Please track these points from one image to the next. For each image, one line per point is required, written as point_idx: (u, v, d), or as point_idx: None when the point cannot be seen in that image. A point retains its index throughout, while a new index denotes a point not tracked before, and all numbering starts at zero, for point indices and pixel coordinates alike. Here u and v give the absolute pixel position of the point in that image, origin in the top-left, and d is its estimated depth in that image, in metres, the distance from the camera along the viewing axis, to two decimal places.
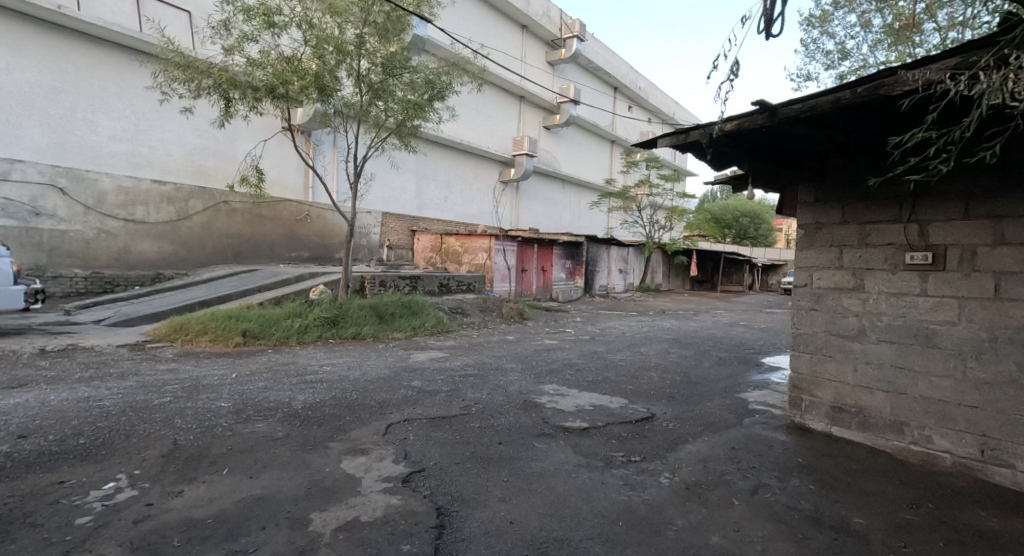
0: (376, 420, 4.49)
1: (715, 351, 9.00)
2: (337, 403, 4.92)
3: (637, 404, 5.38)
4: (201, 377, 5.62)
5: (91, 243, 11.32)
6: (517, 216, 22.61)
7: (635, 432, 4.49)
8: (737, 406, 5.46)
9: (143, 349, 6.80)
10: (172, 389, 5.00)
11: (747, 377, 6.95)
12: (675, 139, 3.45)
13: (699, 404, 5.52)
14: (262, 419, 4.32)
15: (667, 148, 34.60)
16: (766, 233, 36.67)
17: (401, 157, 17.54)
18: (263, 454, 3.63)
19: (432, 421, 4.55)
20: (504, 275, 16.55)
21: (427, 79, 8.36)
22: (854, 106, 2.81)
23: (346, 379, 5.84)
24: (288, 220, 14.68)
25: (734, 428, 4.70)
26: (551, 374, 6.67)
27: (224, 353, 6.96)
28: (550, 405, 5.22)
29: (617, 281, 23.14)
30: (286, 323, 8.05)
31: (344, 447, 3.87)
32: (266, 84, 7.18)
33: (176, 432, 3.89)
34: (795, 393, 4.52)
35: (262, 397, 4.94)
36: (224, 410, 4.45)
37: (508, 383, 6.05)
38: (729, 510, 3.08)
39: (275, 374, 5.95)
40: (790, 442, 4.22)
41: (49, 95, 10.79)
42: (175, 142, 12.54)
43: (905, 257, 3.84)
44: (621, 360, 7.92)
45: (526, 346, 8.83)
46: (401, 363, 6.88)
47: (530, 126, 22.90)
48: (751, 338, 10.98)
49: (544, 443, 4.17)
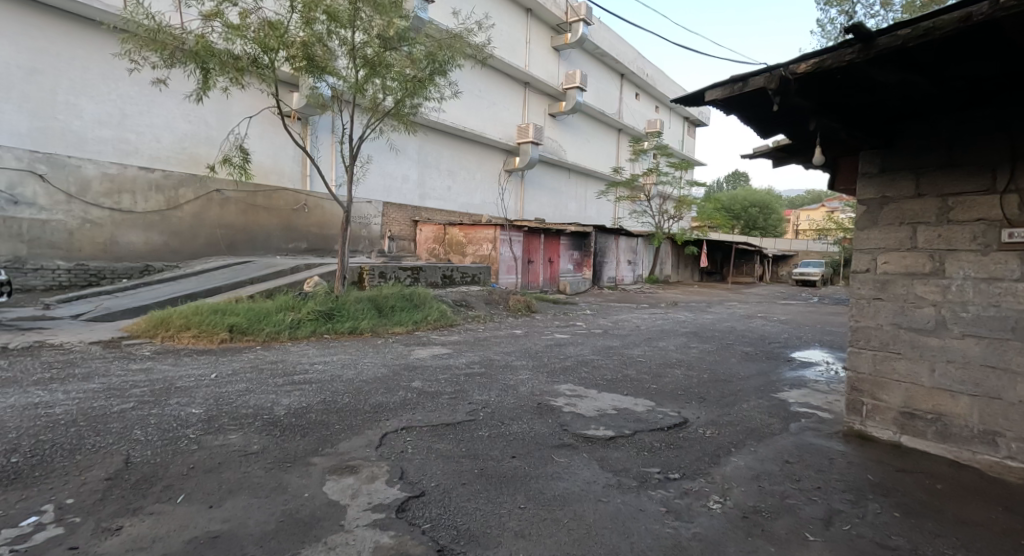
0: (369, 429, 3.89)
1: (739, 346, 8.38)
2: (326, 409, 4.31)
3: (665, 407, 4.76)
4: (176, 378, 5.03)
5: (75, 233, 10.73)
6: (523, 205, 21.95)
7: (669, 442, 3.86)
8: (778, 409, 4.83)
9: (119, 347, 6.22)
10: (140, 393, 4.42)
11: (781, 374, 6.32)
12: (729, 89, 2.86)
13: (735, 407, 4.89)
14: (235, 429, 3.72)
15: (675, 138, 33.88)
16: (775, 223, 35.95)
17: (404, 143, 16.88)
18: (230, 474, 3.03)
19: (435, 429, 3.96)
20: (511, 266, 15.90)
21: (428, 51, 7.80)
22: (981, 28, 2.22)
23: (338, 379, 5.22)
24: (284, 210, 14.12)
25: (781, 436, 4.07)
26: (566, 372, 6.05)
27: (208, 350, 6.38)
28: (569, 409, 4.60)
29: (626, 273, 22.49)
30: (278, 317, 7.48)
31: (329, 463, 3.27)
32: (249, 54, 6.54)
33: (131, 447, 3.29)
34: (852, 395, 3.88)
35: (240, 402, 4.33)
36: (193, 419, 3.85)
37: (519, 383, 5.45)
38: (802, 549, 2.48)
39: (260, 374, 5.36)
40: (854, 455, 3.59)
41: (29, 77, 10.23)
42: (165, 127, 12.01)
43: (1001, 235, 3.20)
44: (640, 356, 7.29)
45: (536, 341, 8.21)
46: (401, 361, 6.27)
47: (535, 112, 22.22)
48: (774, 331, 10.36)
49: (565, 456, 3.56)
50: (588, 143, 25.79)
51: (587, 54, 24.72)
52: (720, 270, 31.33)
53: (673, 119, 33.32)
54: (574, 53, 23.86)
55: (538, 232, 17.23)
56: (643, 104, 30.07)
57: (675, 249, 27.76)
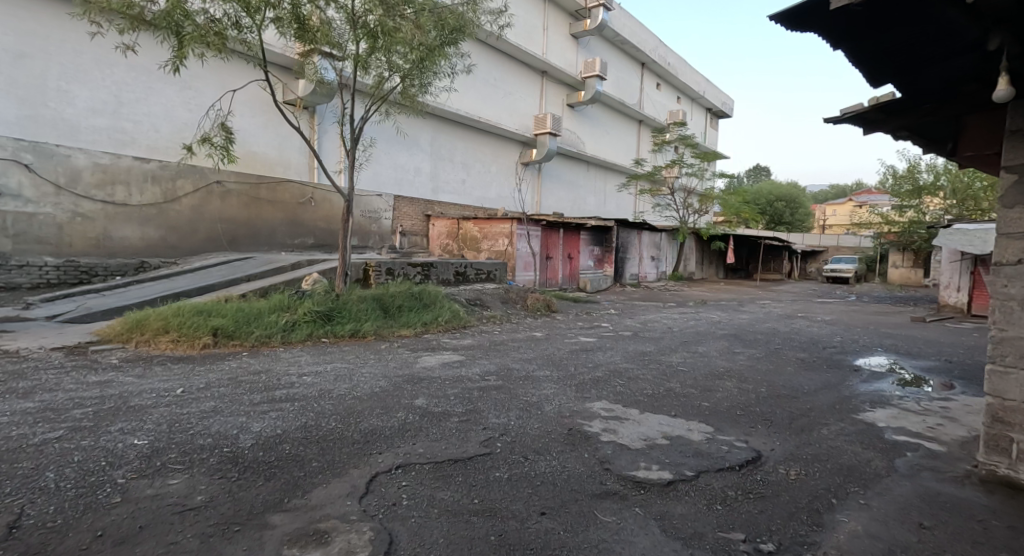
0: (354, 470, 3.01)
1: (790, 352, 7.34)
2: (303, 438, 3.43)
3: (727, 435, 3.79)
4: (135, 394, 4.22)
5: (65, 227, 10.05)
6: (540, 199, 20.97)
7: (747, 490, 2.91)
8: (868, 437, 3.83)
9: (84, 354, 5.44)
10: (78, 416, 3.58)
11: (854, 388, 5.30)
12: None
13: (814, 433, 3.89)
14: (180, 471, 2.86)
15: (699, 129, 32.63)
16: (803, 218, 34.77)
17: (416, 133, 16.03)
18: (150, 547, 2.17)
19: (440, 468, 3.08)
20: (528, 261, 14.99)
21: (438, 15, 6.91)
22: None
23: (326, 396, 4.34)
24: (289, 203, 13.42)
25: (893, 480, 3.09)
26: (598, 386, 5.10)
27: (186, 358, 5.58)
28: (607, 438, 3.66)
29: (649, 269, 21.44)
30: (270, 318, 6.66)
31: (293, 526, 2.39)
32: (229, 14, 5.75)
33: (29, 502, 2.45)
34: (994, 429, 2.92)
35: (199, 428, 3.48)
36: (131, 454, 3.00)
37: (544, 400, 4.53)
38: None
39: (236, 388, 4.52)
40: (1009, 515, 2.61)
41: (16, 62, 9.58)
42: (164, 116, 11.39)
43: None
44: (681, 365, 6.31)
45: (559, 346, 7.31)
46: (405, 371, 5.37)
47: (551, 102, 21.25)
48: (823, 333, 9.31)
49: (612, 513, 2.65)
50: (608, 135, 24.72)
51: (608, 43, 23.71)
52: (746, 267, 30.10)
53: (696, 110, 32.09)
54: (594, 40, 22.83)
55: (557, 227, 16.29)
56: (665, 95, 28.93)
57: (699, 245, 26.60)
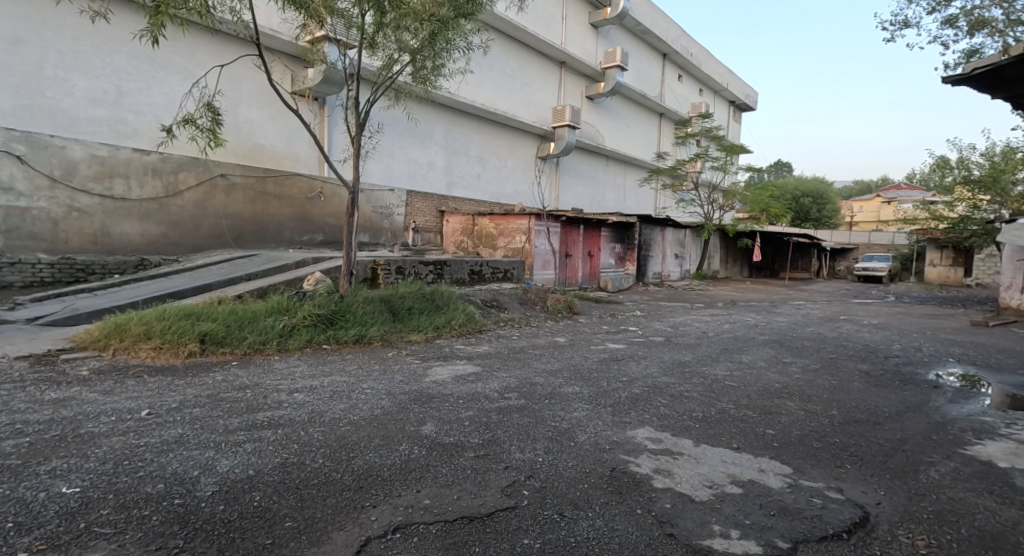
0: (340, 533, 2.30)
1: (848, 363, 6.46)
2: (281, 482, 2.72)
3: (813, 481, 2.99)
4: (89, 417, 3.54)
5: (60, 223, 9.50)
6: (558, 195, 20.16)
7: None
8: (995, 483, 3.01)
9: (53, 364, 4.82)
10: (6, 452, 2.90)
11: (944, 410, 4.44)
12: None
13: (923, 478, 3.08)
14: (109, 538, 2.16)
15: (723, 124, 31.48)
16: (831, 214, 33.41)
17: (429, 126, 15.32)
18: None
19: (451, 532, 2.34)
20: (547, 260, 14.24)
21: None
22: None
23: (317, 421, 3.63)
24: (296, 198, 12.83)
25: None
26: (637, 407, 4.32)
27: (168, 369, 4.92)
28: (663, 484, 2.88)
29: (672, 268, 20.52)
30: (266, 322, 6.00)
31: None
32: None
33: None
34: None
35: (154, 468, 2.79)
36: (51, 511, 2.31)
37: (577, 427, 3.76)
38: None
39: (214, 409, 3.83)
40: None
41: (10, 47, 9.01)
42: (166, 107, 10.83)
43: None
44: (728, 379, 5.48)
45: (586, 354, 6.54)
46: (411, 388, 4.62)
47: (569, 94, 20.39)
48: (877, 339, 8.35)
49: None
50: (629, 128, 23.78)
51: (628, 33, 22.78)
52: (772, 265, 29.04)
53: (718, 104, 30.95)
54: (614, 29, 21.86)
55: (577, 224, 15.45)
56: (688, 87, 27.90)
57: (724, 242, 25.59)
